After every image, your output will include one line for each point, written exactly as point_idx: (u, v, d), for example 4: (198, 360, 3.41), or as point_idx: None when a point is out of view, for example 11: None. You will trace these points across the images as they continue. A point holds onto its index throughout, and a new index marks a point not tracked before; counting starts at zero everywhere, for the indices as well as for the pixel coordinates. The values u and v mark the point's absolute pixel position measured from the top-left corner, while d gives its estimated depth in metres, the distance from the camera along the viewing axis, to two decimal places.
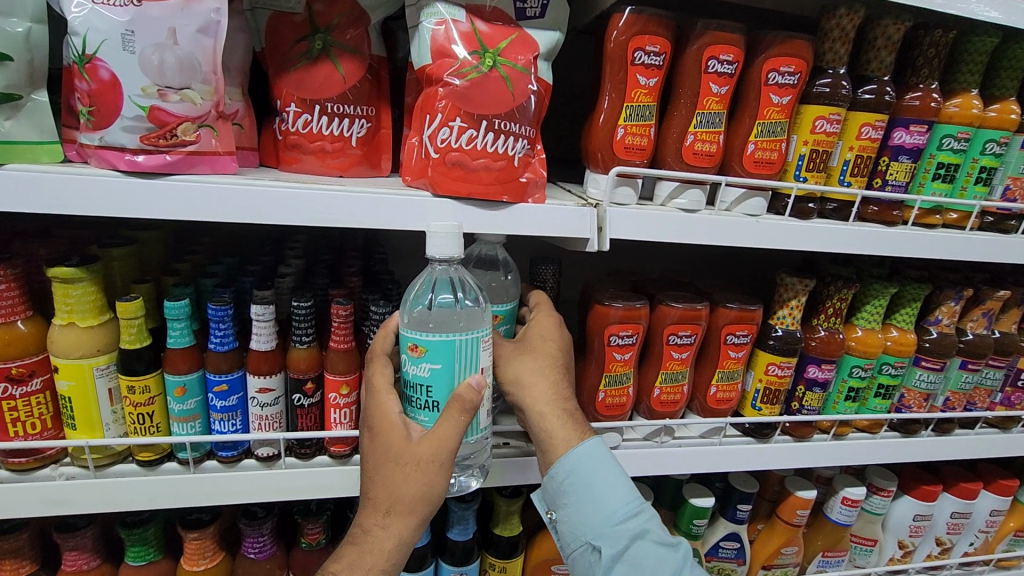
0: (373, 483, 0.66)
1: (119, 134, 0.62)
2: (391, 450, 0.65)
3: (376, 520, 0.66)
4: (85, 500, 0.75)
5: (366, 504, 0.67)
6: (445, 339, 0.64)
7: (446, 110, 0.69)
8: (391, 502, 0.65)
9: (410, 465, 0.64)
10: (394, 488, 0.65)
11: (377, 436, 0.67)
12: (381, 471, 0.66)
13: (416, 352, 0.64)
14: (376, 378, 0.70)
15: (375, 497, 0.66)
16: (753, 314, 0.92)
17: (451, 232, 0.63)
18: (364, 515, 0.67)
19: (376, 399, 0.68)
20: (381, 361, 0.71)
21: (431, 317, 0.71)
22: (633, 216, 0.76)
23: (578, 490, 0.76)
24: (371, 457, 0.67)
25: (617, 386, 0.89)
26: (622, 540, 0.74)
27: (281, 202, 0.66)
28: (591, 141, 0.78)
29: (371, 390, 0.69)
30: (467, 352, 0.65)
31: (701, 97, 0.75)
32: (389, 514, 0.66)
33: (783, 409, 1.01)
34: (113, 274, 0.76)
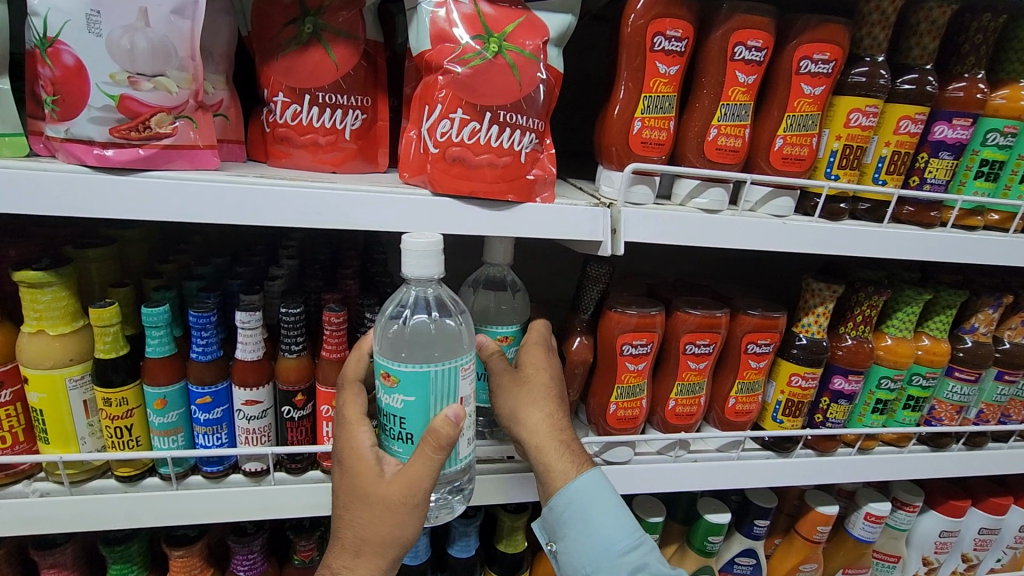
0: (342, 523, 0.62)
1: (86, 126, 0.56)
2: (359, 489, 0.61)
3: (344, 562, 0.62)
4: (60, 518, 0.70)
5: (335, 545, 0.63)
6: (419, 369, 0.59)
7: (446, 101, 0.63)
8: (361, 544, 0.61)
9: (380, 506, 0.60)
10: (362, 529, 0.61)
11: (348, 473, 0.62)
12: (351, 511, 0.61)
13: (388, 382, 0.60)
14: (349, 409, 0.65)
15: (343, 537, 0.62)
16: (777, 321, 0.86)
17: (432, 247, 0.57)
18: (332, 557, 0.62)
19: (348, 432, 0.64)
20: (355, 391, 0.66)
21: (404, 342, 0.66)
22: (650, 217, 0.69)
23: (576, 520, 0.71)
24: (339, 494, 0.63)
25: (630, 398, 0.84)
26: (621, 574, 0.69)
27: (266, 201, 0.60)
28: (604, 134, 0.72)
29: (342, 421, 0.65)
30: (443, 383, 0.61)
31: (726, 88, 0.69)
32: (358, 556, 0.61)
33: (805, 421, 0.94)
34: (90, 276, 0.71)
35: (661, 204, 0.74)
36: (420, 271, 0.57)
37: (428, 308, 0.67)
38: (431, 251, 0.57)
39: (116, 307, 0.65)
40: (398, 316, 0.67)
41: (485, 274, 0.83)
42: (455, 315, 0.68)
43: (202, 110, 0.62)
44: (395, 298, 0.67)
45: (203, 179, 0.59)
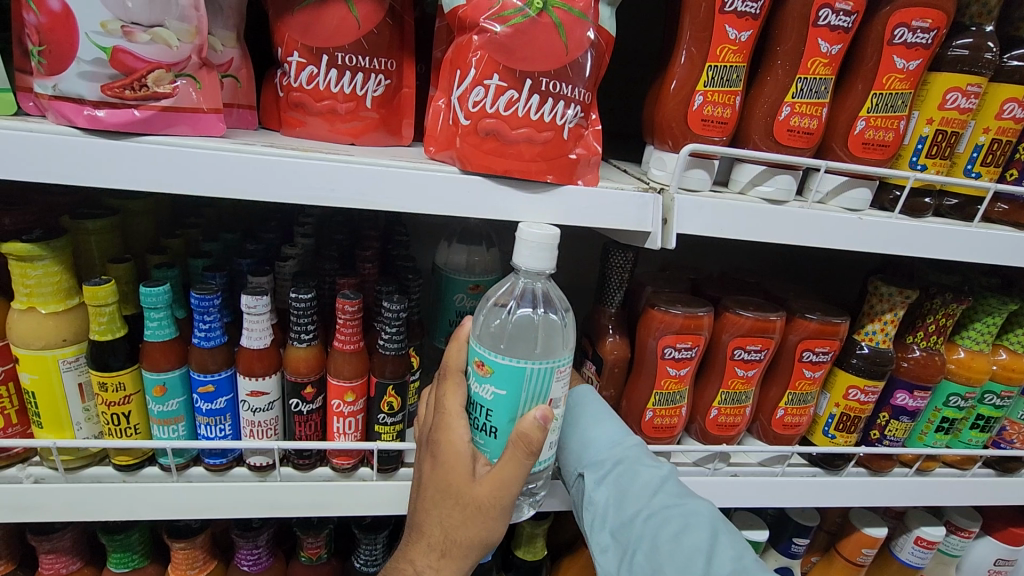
0: (428, 519, 0.56)
1: (76, 82, 0.50)
2: (451, 486, 0.55)
3: (427, 560, 0.56)
4: (52, 506, 0.65)
5: (416, 541, 0.57)
6: (516, 363, 0.54)
7: (481, 65, 0.55)
8: (448, 544, 0.55)
9: (470, 508, 0.54)
10: (451, 528, 0.55)
11: (438, 467, 0.56)
12: (437, 507, 0.55)
13: (482, 372, 0.55)
14: (448, 400, 0.58)
15: (427, 534, 0.56)
16: (837, 327, 0.77)
17: (545, 241, 0.52)
18: (413, 555, 0.57)
19: (443, 427, 0.57)
20: (455, 381, 0.58)
21: (504, 336, 0.60)
22: (707, 206, 0.61)
23: (571, 426, 0.70)
24: (425, 487, 0.57)
25: (669, 406, 0.76)
26: (606, 466, 0.65)
27: (274, 173, 0.53)
28: (658, 110, 0.63)
29: (440, 413, 0.58)
30: (538, 381, 0.55)
31: (806, 58, 0.59)
32: (444, 556, 0.56)
33: (859, 438, 0.86)
34: (88, 249, 0.66)
35: (718, 191, 0.65)
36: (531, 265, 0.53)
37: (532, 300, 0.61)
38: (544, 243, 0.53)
39: (112, 286, 0.59)
40: (502, 307, 0.62)
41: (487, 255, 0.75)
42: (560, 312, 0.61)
43: (207, 68, 0.56)
44: (504, 286, 0.62)
45: (205, 146, 0.53)
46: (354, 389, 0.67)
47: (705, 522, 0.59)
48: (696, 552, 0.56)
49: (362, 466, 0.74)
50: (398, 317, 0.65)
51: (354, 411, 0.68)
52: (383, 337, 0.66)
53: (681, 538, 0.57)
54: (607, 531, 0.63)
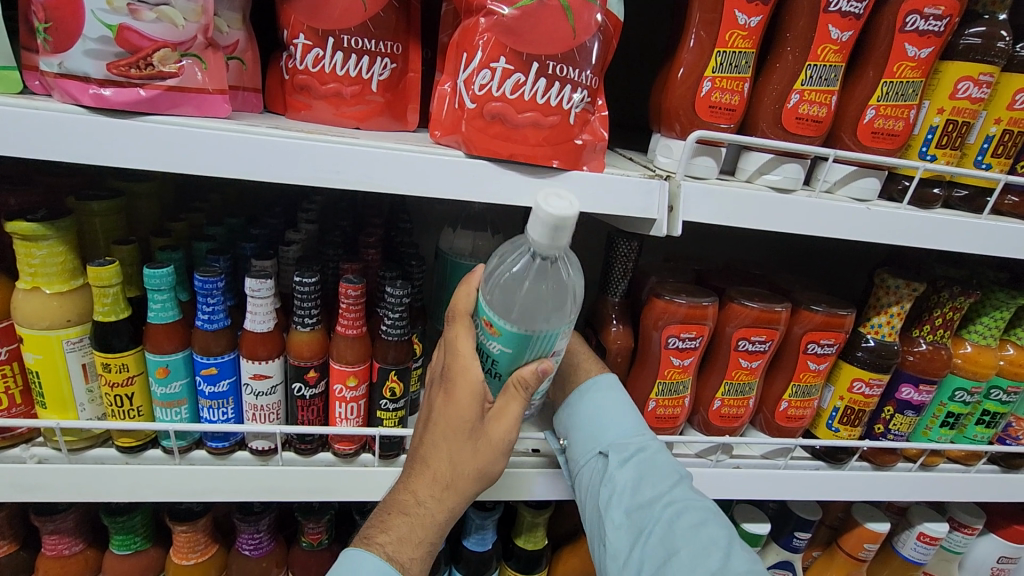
0: (438, 451, 0.57)
1: (81, 60, 0.50)
2: (468, 421, 0.57)
3: (431, 490, 0.57)
4: (54, 486, 0.65)
5: (420, 473, 0.57)
6: (525, 331, 0.55)
7: (488, 48, 0.54)
8: (454, 475, 0.57)
9: (482, 443, 0.57)
10: (460, 459, 0.57)
11: (452, 402, 0.57)
12: (449, 440, 0.57)
13: (489, 331, 0.56)
14: (460, 340, 0.59)
15: (435, 465, 0.57)
16: (843, 320, 0.76)
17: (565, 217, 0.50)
18: (417, 485, 0.57)
19: (457, 366, 0.58)
20: (465, 327, 0.59)
21: (517, 300, 0.56)
22: (712, 194, 0.61)
23: (592, 406, 0.69)
24: (435, 421, 0.58)
25: (672, 397, 0.76)
26: (630, 449, 0.66)
27: (278, 155, 0.53)
28: (665, 97, 0.63)
29: (451, 354, 0.59)
30: (543, 342, 0.56)
31: (816, 45, 0.58)
32: (448, 487, 0.57)
33: (863, 432, 0.85)
34: (92, 231, 0.66)
35: (724, 179, 0.65)
36: (546, 243, 0.51)
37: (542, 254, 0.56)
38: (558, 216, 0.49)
39: (116, 267, 0.59)
40: (513, 264, 0.57)
41: None
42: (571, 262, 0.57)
43: (213, 49, 0.56)
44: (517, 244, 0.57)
45: (209, 126, 0.53)
46: (357, 374, 0.67)
47: (720, 522, 0.61)
48: (713, 547, 0.58)
49: (364, 452, 0.74)
50: (401, 303, 0.65)
51: (356, 396, 0.68)
52: (386, 323, 0.66)
53: (700, 532, 0.59)
54: (621, 511, 0.63)
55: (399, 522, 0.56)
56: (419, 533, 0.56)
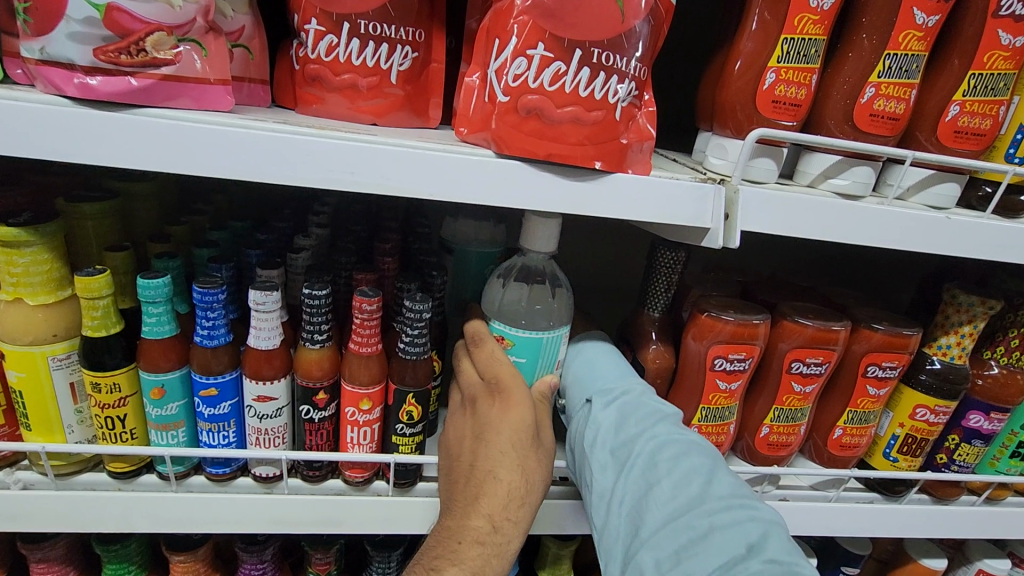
0: (511, 465, 0.56)
1: (65, 44, 0.45)
2: (532, 431, 0.58)
3: (506, 511, 0.54)
4: (41, 515, 0.60)
5: (491, 493, 0.55)
6: (533, 336, 0.62)
7: (524, 33, 0.48)
8: (525, 489, 0.56)
9: (540, 452, 0.59)
10: (529, 472, 0.57)
11: (514, 414, 0.58)
12: (516, 452, 0.57)
13: (501, 345, 0.63)
14: (499, 354, 0.61)
15: (509, 480, 0.55)
16: (907, 340, 0.69)
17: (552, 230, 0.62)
18: (493, 508, 0.54)
19: (508, 377, 0.60)
20: (493, 344, 0.62)
21: (522, 312, 0.69)
22: (773, 201, 0.54)
23: (582, 360, 0.70)
24: (496, 437, 0.57)
25: (717, 423, 0.69)
26: (616, 391, 0.64)
27: (287, 153, 0.47)
28: (719, 92, 0.56)
29: (494, 367, 0.61)
30: (552, 349, 0.64)
31: (897, 31, 0.51)
32: (519, 505, 0.55)
33: (923, 463, 0.77)
34: (85, 235, 0.60)
35: (784, 184, 0.58)
36: (540, 247, 0.62)
37: (540, 277, 0.70)
38: (552, 238, 0.62)
39: (106, 276, 0.53)
40: (509, 286, 0.70)
41: (522, 267, 0.70)
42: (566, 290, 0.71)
43: (215, 34, 0.50)
44: (508, 265, 0.70)
45: (209, 120, 0.46)
46: (371, 397, 0.60)
47: (706, 454, 0.58)
48: (694, 475, 0.55)
49: (377, 479, 0.67)
50: (421, 318, 0.58)
51: (370, 421, 0.61)
52: (403, 340, 0.60)
53: (680, 462, 0.56)
54: (607, 450, 0.60)
55: (474, 551, 0.52)
56: (495, 561, 0.53)
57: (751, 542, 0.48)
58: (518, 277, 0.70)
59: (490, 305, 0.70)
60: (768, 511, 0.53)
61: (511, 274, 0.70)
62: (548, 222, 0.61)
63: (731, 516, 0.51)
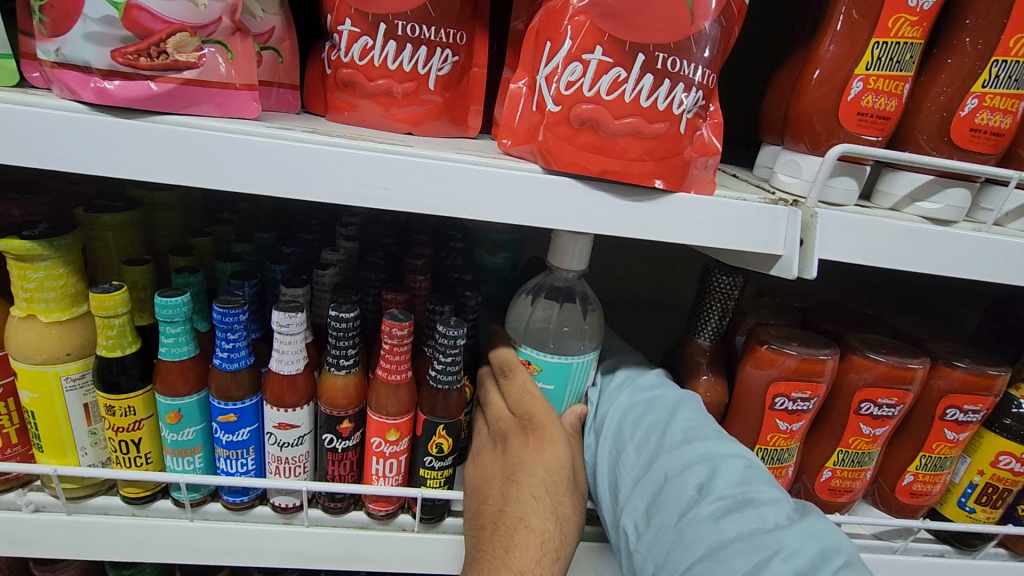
0: (544, 512, 0.51)
1: (82, 46, 0.41)
2: (566, 475, 0.54)
3: (540, 566, 0.49)
4: (51, 540, 0.57)
5: (523, 544, 0.49)
6: (562, 361, 0.57)
7: (581, 36, 0.43)
8: (559, 539, 0.51)
9: (573, 498, 0.54)
10: (563, 520, 0.52)
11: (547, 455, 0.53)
12: (550, 497, 0.52)
13: (529, 370, 0.58)
14: (531, 386, 0.57)
15: (543, 530, 0.50)
16: (993, 381, 0.61)
17: (583, 248, 0.56)
18: (526, 564, 0.48)
19: (541, 413, 0.55)
20: (523, 375, 0.57)
21: (549, 334, 0.64)
22: (856, 226, 0.47)
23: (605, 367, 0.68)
24: (529, 479, 0.52)
25: (775, 466, 0.63)
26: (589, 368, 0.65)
27: (317, 167, 0.43)
28: (792, 102, 0.50)
29: (525, 402, 0.56)
30: (581, 376, 0.59)
31: (1009, 34, 0.45)
32: (553, 556, 0.50)
33: (1003, 515, 0.69)
34: (105, 247, 0.57)
35: (863, 206, 0.51)
36: (573, 267, 0.57)
37: (570, 297, 0.64)
38: (583, 256, 0.57)
39: (123, 293, 0.50)
40: (536, 305, 0.65)
41: (552, 283, 0.64)
42: (597, 309, 0.65)
43: (242, 35, 0.46)
44: (536, 282, 0.65)
45: (232, 129, 0.42)
46: (398, 427, 0.56)
47: (668, 403, 0.58)
48: (653, 428, 0.55)
49: (402, 512, 0.63)
50: (455, 344, 0.53)
51: (397, 452, 0.57)
52: (435, 368, 0.55)
53: (641, 419, 0.57)
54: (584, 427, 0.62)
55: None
56: None
57: (702, 482, 0.49)
58: (546, 295, 0.65)
59: (517, 326, 0.65)
60: (732, 445, 0.53)
61: (538, 292, 0.65)
62: (579, 239, 0.56)
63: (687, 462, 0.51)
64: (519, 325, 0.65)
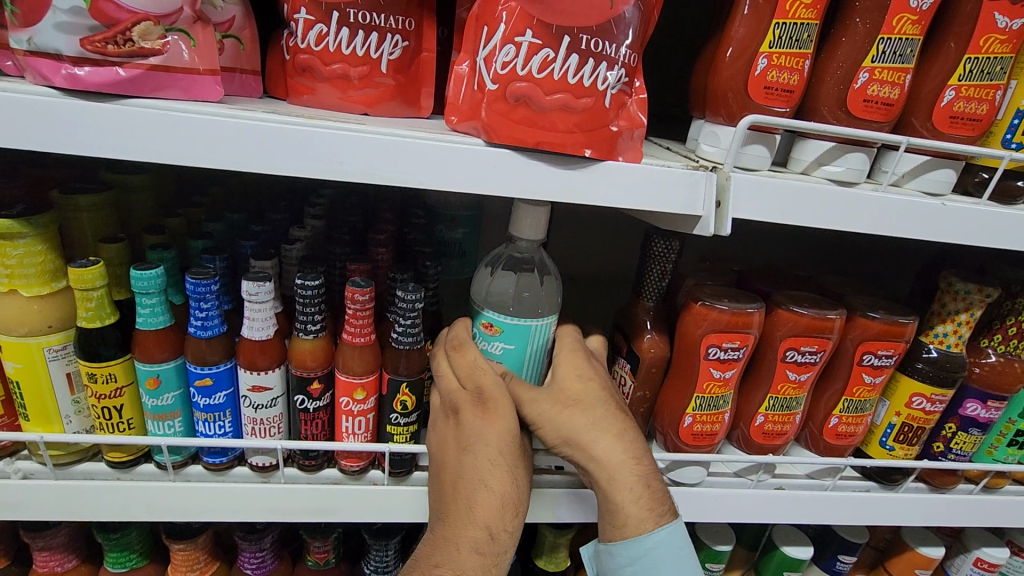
0: (502, 475, 0.57)
1: (53, 35, 0.45)
2: (517, 438, 0.58)
3: (502, 520, 0.56)
4: (39, 503, 0.60)
5: (484, 504, 0.56)
6: (522, 321, 0.61)
7: (513, 20, 0.48)
8: (516, 495, 0.58)
9: (525, 456, 0.59)
10: (518, 478, 0.58)
11: (500, 427, 0.58)
12: (506, 460, 0.57)
13: (490, 331, 0.62)
14: (480, 367, 0.59)
15: (502, 489, 0.56)
16: (903, 329, 0.68)
17: (540, 220, 0.61)
18: (490, 520, 0.55)
19: (492, 391, 0.58)
20: (474, 351, 0.61)
21: (511, 299, 0.69)
22: (765, 187, 0.53)
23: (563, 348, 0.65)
24: (486, 449, 0.57)
25: (712, 412, 0.69)
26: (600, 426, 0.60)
27: (276, 142, 0.47)
28: (710, 79, 0.56)
29: (477, 375, 0.59)
30: (540, 337, 0.63)
31: (891, 15, 0.51)
32: (511, 511, 0.57)
33: (920, 451, 0.77)
34: (81, 227, 0.60)
35: (777, 171, 0.57)
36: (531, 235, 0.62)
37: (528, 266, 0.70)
38: (539, 226, 0.62)
39: (100, 268, 0.54)
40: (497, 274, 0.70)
41: (510, 253, 0.70)
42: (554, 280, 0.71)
43: (203, 24, 0.50)
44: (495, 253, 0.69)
45: (196, 110, 0.46)
46: (364, 386, 0.61)
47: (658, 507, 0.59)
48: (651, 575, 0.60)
49: (373, 468, 0.68)
50: (414, 308, 0.58)
51: (364, 410, 0.62)
52: (397, 330, 0.60)
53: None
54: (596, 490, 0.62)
55: (474, 561, 0.54)
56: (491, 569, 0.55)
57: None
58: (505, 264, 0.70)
59: (478, 291, 0.69)
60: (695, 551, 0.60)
61: (499, 262, 0.70)
62: (537, 210, 0.61)
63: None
64: (480, 291, 0.69)
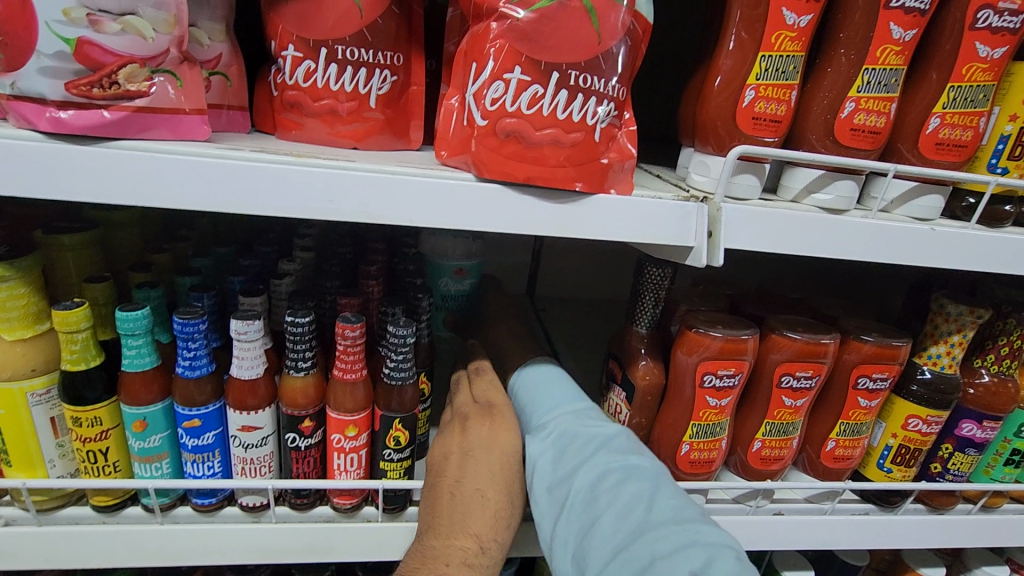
0: (499, 487, 0.56)
1: (36, 79, 0.44)
2: (518, 457, 0.59)
3: (494, 533, 0.54)
4: (21, 552, 0.58)
5: (479, 513, 0.54)
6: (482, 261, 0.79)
7: (501, 57, 0.48)
8: (510, 513, 0.56)
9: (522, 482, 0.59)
10: (514, 495, 0.57)
11: (503, 440, 0.59)
12: (503, 474, 0.57)
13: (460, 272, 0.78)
14: (491, 388, 0.65)
15: (497, 500, 0.55)
16: (897, 351, 0.68)
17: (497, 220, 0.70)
18: (483, 529, 0.53)
19: (500, 409, 0.62)
20: (491, 375, 0.67)
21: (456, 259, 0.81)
22: (757, 217, 0.53)
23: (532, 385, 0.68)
24: (488, 460, 0.57)
25: (709, 439, 0.68)
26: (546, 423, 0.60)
27: (264, 183, 0.46)
28: (699, 109, 0.56)
29: (490, 393, 0.64)
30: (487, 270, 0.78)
31: (875, 46, 0.52)
32: (504, 527, 0.55)
33: (918, 472, 0.77)
34: (65, 267, 0.59)
35: (768, 200, 0.57)
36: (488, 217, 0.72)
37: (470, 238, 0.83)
38: None
39: (85, 309, 0.53)
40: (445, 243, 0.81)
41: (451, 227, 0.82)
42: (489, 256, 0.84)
43: (189, 64, 0.50)
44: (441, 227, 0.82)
45: (183, 151, 0.46)
46: (357, 423, 0.60)
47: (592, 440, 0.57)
48: (633, 504, 0.51)
49: (366, 504, 0.66)
50: (405, 343, 0.58)
51: (356, 447, 0.61)
52: (389, 365, 0.59)
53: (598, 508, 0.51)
54: (546, 486, 0.56)
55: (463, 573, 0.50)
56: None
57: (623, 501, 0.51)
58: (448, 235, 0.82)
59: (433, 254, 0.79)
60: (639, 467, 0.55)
61: None
62: None
63: (636, 514, 0.50)
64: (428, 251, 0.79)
